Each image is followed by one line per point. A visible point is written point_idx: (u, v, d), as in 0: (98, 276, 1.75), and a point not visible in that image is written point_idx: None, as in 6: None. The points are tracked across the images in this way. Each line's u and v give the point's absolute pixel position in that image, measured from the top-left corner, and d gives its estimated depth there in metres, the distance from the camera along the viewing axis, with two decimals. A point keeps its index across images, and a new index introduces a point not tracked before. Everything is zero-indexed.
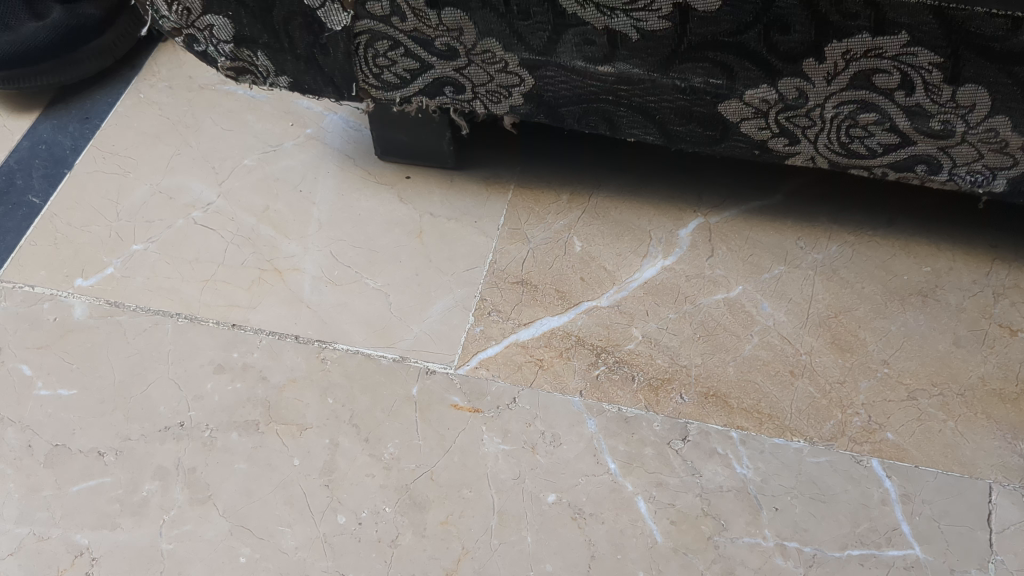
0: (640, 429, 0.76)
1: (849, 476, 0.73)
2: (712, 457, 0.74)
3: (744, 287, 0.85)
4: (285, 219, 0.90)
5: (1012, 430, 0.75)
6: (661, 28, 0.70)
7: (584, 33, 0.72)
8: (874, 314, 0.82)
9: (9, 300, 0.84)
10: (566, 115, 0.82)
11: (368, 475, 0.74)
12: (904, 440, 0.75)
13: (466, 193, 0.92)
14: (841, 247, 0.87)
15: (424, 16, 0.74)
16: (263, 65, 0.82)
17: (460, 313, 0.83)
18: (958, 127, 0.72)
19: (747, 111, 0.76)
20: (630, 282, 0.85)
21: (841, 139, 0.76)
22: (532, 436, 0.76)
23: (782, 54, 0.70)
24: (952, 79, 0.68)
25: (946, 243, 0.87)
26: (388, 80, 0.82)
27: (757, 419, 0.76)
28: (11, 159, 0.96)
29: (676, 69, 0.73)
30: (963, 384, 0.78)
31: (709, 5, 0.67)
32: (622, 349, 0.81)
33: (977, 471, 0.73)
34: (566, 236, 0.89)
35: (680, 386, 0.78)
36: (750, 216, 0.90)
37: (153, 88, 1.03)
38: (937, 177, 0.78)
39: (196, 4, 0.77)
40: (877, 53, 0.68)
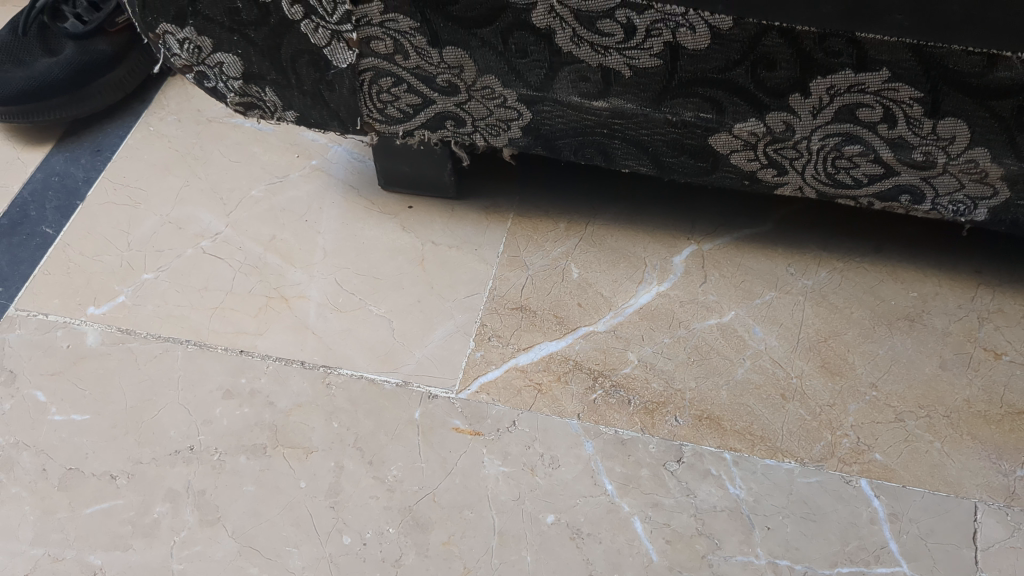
0: (636, 450, 0.78)
1: (839, 496, 0.75)
2: (706, 477, 0.77)
3: (736, 312, 0.87)
4: (291, 247, 0.93)
5: (997, 451, 0.78)
6: (653, 65, 0.73)
7: (579, 70, 0.75)
8: (863, 338, 0.85)
9: (24, 327, 0.87)
10: (562, 148, 0.85)
11: (371, 497, 0.76)
12: (891, 460, 0.77)
13: (466, 222, 0.95)
14: (830, 273, 0.90)
15: (426, 54, 0.78)
16: (271, 101, 0.86)
17: (461, 339, 0.86)
18: (939, 158, 0.75)
19: (736, 144, 0.79)
20: (626, 308, 0.88)
21: (827, 170, 0.79)
22: (532, 458, 0.78)
23: (769, 89, 0.73)
24: (932, 113, 0.71)
25: (932, 269, 0.90)
26: (391, 115, 0.85)
27: (750, 440, 0.79)
28: (25, 190, 0.99)
29: (668, 104, 0.77)
30: (948, 406, 0.80)
31: (698, 44, 0.70)
32: (619, 373, 0.83)
33: (963, 490, 0.75)
34: (564, 263, 0.92)
35: (674, 409, 0.81)
36: (742, 244, 0.93)
37: (162, 121, 1.06)
38: (921, 206, 0.81)
39: (207, 42, 0.80)
40: (860, 88, 0.71)
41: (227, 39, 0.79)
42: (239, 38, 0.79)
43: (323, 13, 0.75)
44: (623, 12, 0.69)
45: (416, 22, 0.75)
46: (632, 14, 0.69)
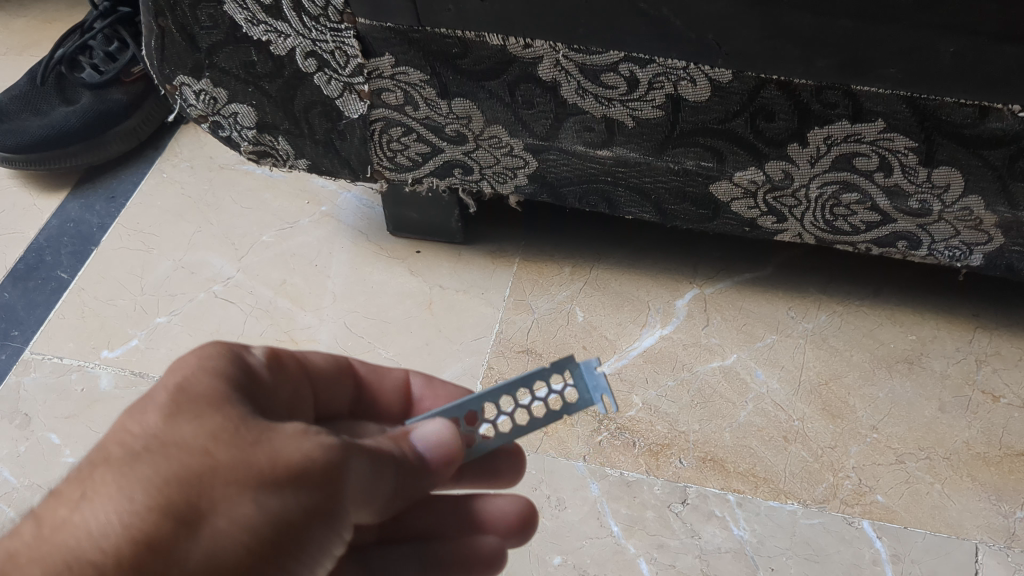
0: (641, 492, 0.80)
1: (841, 537, 0.76)
2: (710, 519, 0.78)
3: (738, 354, 0.89)
4: (301, 291, 0.95)
5: (996, 492, 0.79)
6: (655, 116, 0.76)
7: (584, 121, 0.78)
8: (863, 381, 0.87)
9: (39, 370, 0.89)
10: (568, 195, 0.87)
11: None
12: (892, 502, 0.78)
13: (473, 266, 0.97)
14: (830, 316, 0.92)
15: (435, 104, 0.80)
16: (284, 149, 0.88)
17: (468, 381, 0.87)
18: (935, 206, 0.76)
19: (737, 192, 0.81)
20: (630, 351, 0.89)
21: (826, 217, 0.81)
22: (538, 500, 0.79)
23: (768, 139, 0.75)
24: (927, 161, 0.73)
25: (930, 312, 0.91)
26: (401, 163, 0.87)
27: (753, 482, 0.80)
28: (41, 236, 1.01)
29: (670, 153, 0.79)
30: (948, 448, 0.82)
31: (699, 96, 0.72)
32: (624, 416, 0.85)
33: (964, 532, 0.76)
34: (569, 307, 0.93)
35: (678, 451, 0.82)
36: (743, 288, 0.94)
37: (175, 168, 1.08)
38: (918, 252, 0.83)
39: (223, 93, 0.83)
40: (856, 138, 0.72)
41: (242, 90, 0.82)
42: (254, 89, 0.82)
43: (335, 66, 0.78)
44: (626, 66, 0.71)
45: (426, 75, 0.77)
46: (635, 68, 0.71)
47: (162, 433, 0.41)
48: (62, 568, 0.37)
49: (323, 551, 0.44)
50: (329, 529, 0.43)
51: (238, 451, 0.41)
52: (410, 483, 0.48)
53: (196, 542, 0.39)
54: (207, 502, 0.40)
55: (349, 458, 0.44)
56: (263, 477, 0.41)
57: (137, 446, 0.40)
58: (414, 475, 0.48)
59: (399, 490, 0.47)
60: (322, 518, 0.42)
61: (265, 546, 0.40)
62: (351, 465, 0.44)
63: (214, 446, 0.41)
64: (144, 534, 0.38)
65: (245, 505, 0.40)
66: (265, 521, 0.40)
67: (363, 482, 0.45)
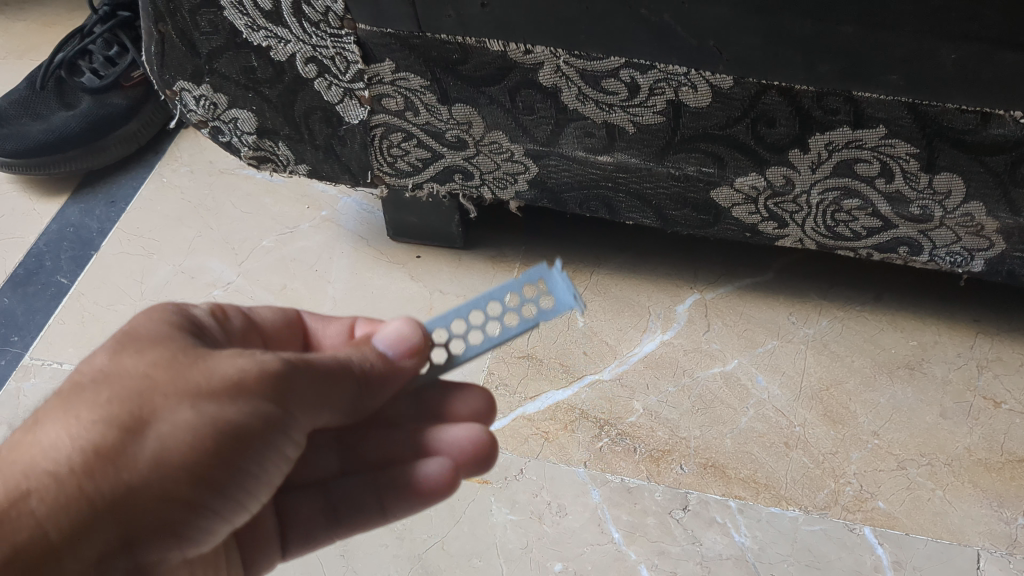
0: (642, 498, 0.79)
1: (842, 544, 0.76)
2: (711, 525, 0.78)
3: (739, 360, 0.89)
4: (301, 296, 0.95)
5: (998, 499, 0.78)
6: (656, 122, 0.75)
7: (584, 127, 0.78)
8: (864, 387, 0.86)
9: (39, 376, 0.89)
10: (568, 201, 0.88)
11: (380, 545, 0.77)
12: (894, 508, 0.78)
13: (474, 271, 0.97)
14: (831, 322, 0.91)
15: (435, 110, 0.80)
16: (284, 155, 0.88)
17: None
18: (936, 212, 0.76)
19: (738, 198, 0.81)
20: (630, 356, 0.89)
21: (827, 223, 0.81)
22: (540, 506, 0.79)
23: (769, 145, 0.75)
24: (928, 167, 0.72)
25: (931, 318, 0.91)
26: (401, 168, 0.87)
27: (754, 488, 0.80)
28: (40, 241, 1.01)
29: (671, 158, 0.79)
30: (950, 454, 0.82)
31: (701, 102, 0.72)
32: (625, 422, 0.85)
33: (965, 538, 0.76)
34: (569, 312, 0.93)
35: (679, 457, 0.82)
36: (744, 293, 0.94)
37: (175, 172, 1.08)
38: (919, 257, 0.83)
39: (223, 99, 0.83)
40: (857, 144, 0.72)
41: (242, 96, 0.82)
42: (254, 95, 0.81)
43: (336, 72, 0.77)
44: (627, 72, 0.71)
45: (427, 81, 0.77)
46: (635, 74, 0.71)
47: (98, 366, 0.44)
48: (20, 481, 0.40)
49: (277, 453, 0.46)
50: (279, 433, 0.46)
51: (174, 372, 0.43)
52: (370, 391, 0.50)
53: (140, 448, 0.42)
54: (149, 411, 0.42)
55: (292, 367, 0.45)
56: (195, 389, 0.43)
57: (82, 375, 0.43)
58: (370, 385, 0.50)
59: (356, 399, 0.49)
60: (269, 423, 0.45)
61: (211, 449, 0.43)
62: (294, 373, 0.45)
63: (156, 371, 0.43)
64: (89, 445, 0.41)
65: (185, 412, 0.42)
66: (208, 427, 0.43)
67: (313, 393, 0.46)
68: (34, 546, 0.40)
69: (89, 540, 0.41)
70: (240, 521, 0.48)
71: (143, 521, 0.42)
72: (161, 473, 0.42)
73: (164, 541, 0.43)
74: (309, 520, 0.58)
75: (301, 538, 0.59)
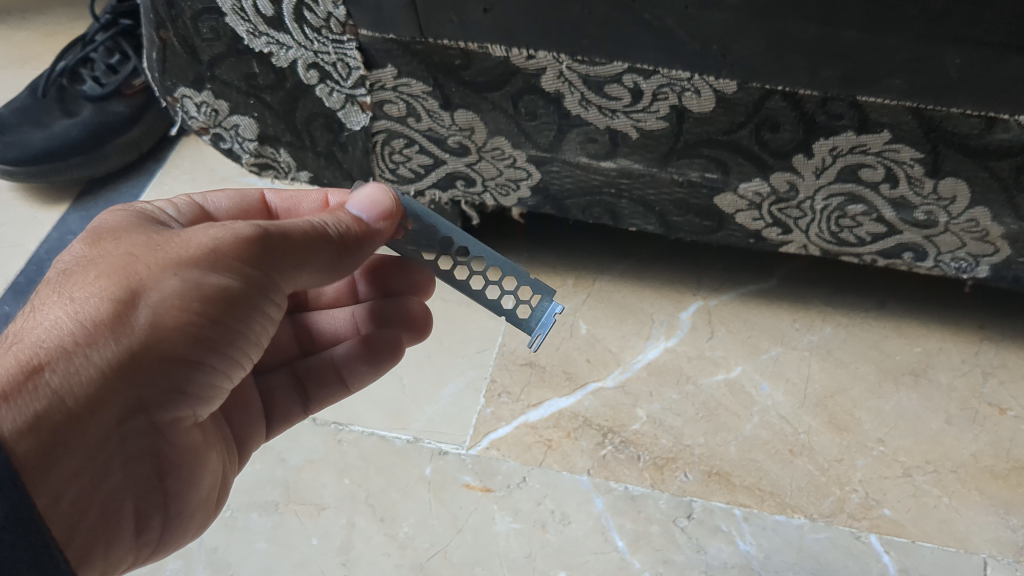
0: (646, 507, 0.79)
1: (849, 552, 0.76)
2: (716, 534, 0.77)
3: (743, 367, 0.88)
4: None
5: (1005, 506, 0.78)
6: (659, 128, 0.75)
7: (587, 132, 0.78)
8: (869, 394, 0.86)
9: None
10: (570, 207, 0.88)
11: (382, 554, 0.77)
12: (900, 516, 0.78)
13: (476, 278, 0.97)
14: (835, 328, 0.91)
15: (437, 116, 0.80)
16: (286, 161, 0.89)
17: (471, 395, 0.87)
18: (941, 217, 0.76)
19: (742, 204, 0.81)
20: (633, 363, 0.89)
21: (831, 229, 0.81)
22: (543, 514, 0.78)
23: (773, 150, 0.74)
24: (933, 172, 0.72)
25: (936, 324, 0.91)
26: (404, 174, 0.87)
27: (759, 496, 0.79)
28: (41, 249, 1.01)
29: (674, 164, 0.79)
30: (955, 461, 0.81)
31: (704, 108, 0.72)
32: (628, 429, 0.84)
33: (972, 546, 0.76)
34: (571, 319, 0.93)
35: (683, 465, 0.82)
36: (747, 300, 0.94)
37: (175, 180, 1.07)
38: (923, 263, 0.82)
39: (224, 106, 0.83)
40: (861, 150, 0.72)
41: (243, 102, 0.82)
42: (255, 101, 0.82)
43: (338, 78, 0.77)
44: (630, 77, 0.71)
45: (429, 87, 0.77)
46: (639, 79, 0.71)
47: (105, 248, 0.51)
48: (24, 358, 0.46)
49: (262, 314, 0.53)
50: (265, 295, 0.52)
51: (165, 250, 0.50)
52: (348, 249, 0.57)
53: (133, 316, 0.47)
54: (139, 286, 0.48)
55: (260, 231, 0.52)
56: (176, 258, 0.49)
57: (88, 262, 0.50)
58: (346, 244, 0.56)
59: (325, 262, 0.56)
60: (254, 285, 0.51)
61: (196, 311, 0.49)
62: (263, 235, 0.52)
63: (148, 251, 0.50)
64: (91, 318, 0.47)
65: (170, 281, 0.49)
66: (190, 290, 0.49)
67: (290, 258, 0.53)
68: (61, 410, 0.45)
69: (108, 400, 0.47)
70: (235, 378, 0.55)
71: (148, 381, 0.48)
72: (157, 336, 0.48)
73: (170, 397, 0.50)
74: (282, 399, 0.71)
75: (283, 414, 0.71)
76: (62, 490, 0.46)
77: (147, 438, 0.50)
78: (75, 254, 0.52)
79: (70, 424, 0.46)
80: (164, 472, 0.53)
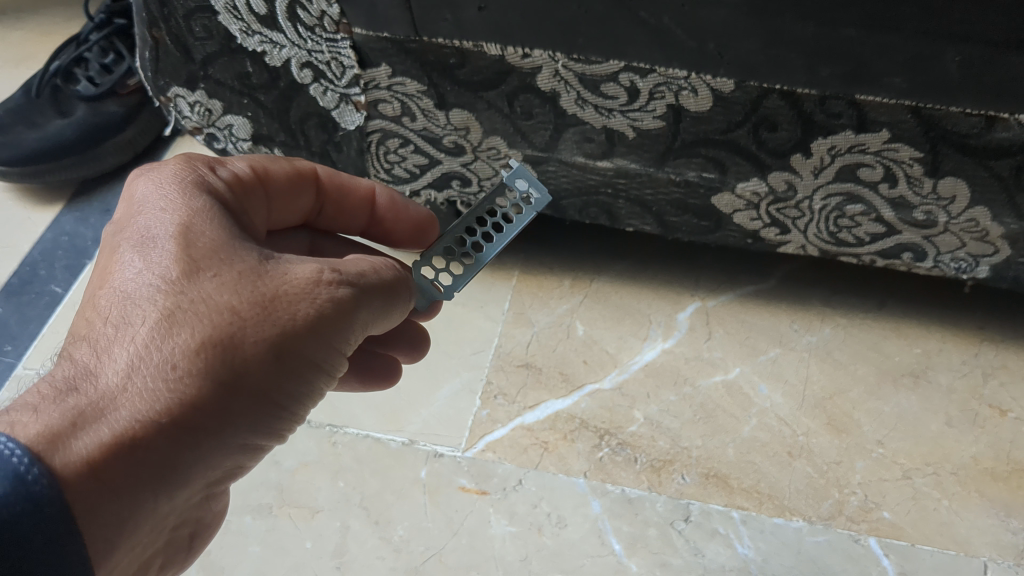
0: (643, 509, 0.78)
1: (848, 556, 0.75)
2: (714, 537, 0.76)
3: (741, 368, 0.87)
4: None
5: (1005, 508, 0.77)
6: (655, 127, 0.75)
7: (584, 132, 0.77)
8: (868, 395, 0.85)
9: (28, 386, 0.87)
10: (567, 207, 0.87)
11: (377, 558, 0.76)
12: (900, 518, 0.77)
13: (472, 279, 0.96)
14: (834, 329, 0.90)
15: (432, 115, 0.79)
16: None
17: (467, 397, 0.86)
18: (940, 217, 0.75)
19: (739, 204, 0.80)
20: (631, 365, 0.88)
21: (829, 229, 0.80)
22: (539, 517, 0.78)
23: (771, 149, 0.74)
24: (933, 172, 0.71)
25: (936, 325, 0.90)
26: (399, 174, 0.87)
27: (757, 498, 0.79)
28: (35, 250, 1.00)
29: (671, 164, 0.78)
30: (955, 463, 0.80)
31: (701, 106, 0.71)
32: (625, 431, 0.83)
33: (972, 548, 0.75)
34: (568, 321, 0.92)
35: (681, 467, 0.81)
36: (745, 300, 0.93)
37: None
38: (923, 263, 0.82)
39: (217, 105, 0.83)
40: (860, 149, 0.71)
41: (237, 102, 0.82)
42: (249, 101, 0.81)
43: (331, 77, 0.76)
44: (627, 76, 0.70)
45: (424, 86, 0.76)
46: (635, 78, 0.70)
47: (190, 273, 0.47)
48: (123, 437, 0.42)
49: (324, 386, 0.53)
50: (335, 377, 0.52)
51: (260, 310, 0.47)
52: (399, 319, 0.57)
53: (231, 399, 0.46)
54: (239, 362, 0.46)
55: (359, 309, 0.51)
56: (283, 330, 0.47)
57: (169, 289, 0.46)
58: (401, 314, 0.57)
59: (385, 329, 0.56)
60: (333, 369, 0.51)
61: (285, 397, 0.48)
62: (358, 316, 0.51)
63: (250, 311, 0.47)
64: (193, 399, 0.44)
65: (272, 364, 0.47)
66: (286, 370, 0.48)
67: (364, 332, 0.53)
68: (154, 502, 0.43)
69: (192, 486, 0.46)
70: None
71: (227, 460, 0.47)
72: (249, 423, 0.47)
73: (232, 473, 0.49)
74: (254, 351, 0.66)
75: None
76: (123, 566, 0.45)
77: (198, 506, 0.50)
78: (146, 269, 0.47)
79: (154, 515, 0.44)
80: (196, 532, 0.53)
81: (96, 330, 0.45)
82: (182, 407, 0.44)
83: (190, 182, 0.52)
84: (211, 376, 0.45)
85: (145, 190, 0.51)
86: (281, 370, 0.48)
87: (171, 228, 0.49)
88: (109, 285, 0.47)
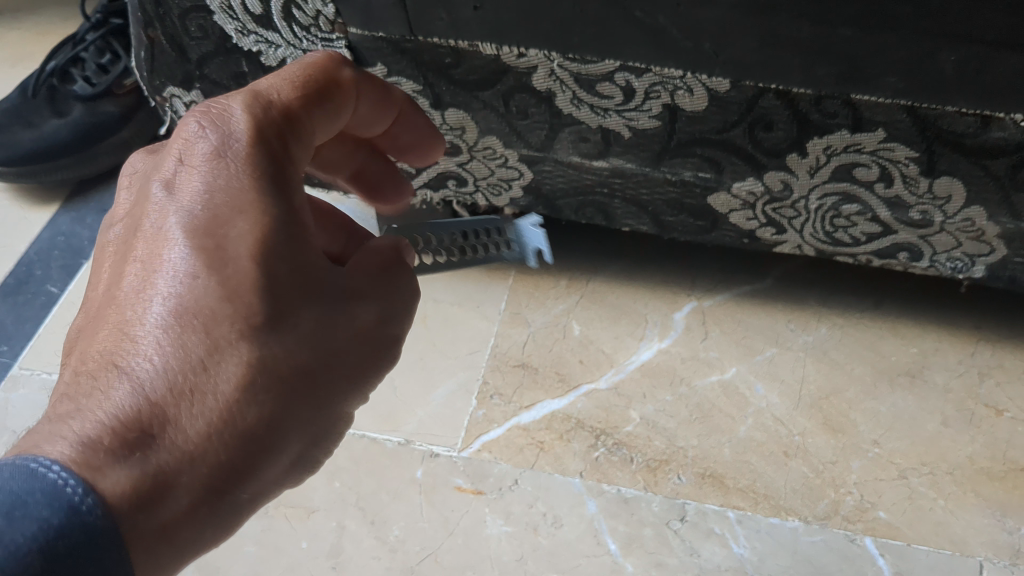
0: (639, 509, 0.78)
1: (843, 555, 0.75)
2: (710, 536, 0.76)
3: (738, 368, 0.87)
4: None
5: (1001, 508, 0.77)
6: (651, 126, 0.75)
7: (579, 131, 0.77)
8: (864, 395, 0.85)
9: (27, 385, 0.87)
10: (563, 207, 0.87)
11: (373, 558, 0.76)
12: (895, 518, 0.77)
13: (468, 279, 0.96)
14: (830, 329, 0.90)
15: (427, 115, 0.79)
16: None
17: (463, 397, 0.86)
18: (936, 217, 0.75)
19: (735, 203, 0.80)
20: (628, 364, 0.88)
21: (825, 228, 0.80)
22: (534, 517, 0.78)
23: (766, 149, 0.73)
24: (928, 172, 0.71)
25: (932, 325, 0.90)
26: (394, 175, 0.87)
27: (753, 498, 0.79)
28: (31, 250, 1.00)
29: (667, 163, 0.78)
30: (951, 463, 0.80)
31: (697, 106, 0.71)
32: (622, 431, 0.83)
33: (967, 548, 0.75)
34: (564, 321, 0.92)
35: (677, 467, 0.81)
36: (742, 300, 0.93)
37: None
38: (919, 263, 0.82)
39: None
40: (855, 148, 0.71)
41: None
42: None
43: None
44: (622, 75, 0.70)
45: (419, 85, 0.76)
46: (630, 78, 0.70)
47: (262, 309, 0.43)
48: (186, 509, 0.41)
49: None
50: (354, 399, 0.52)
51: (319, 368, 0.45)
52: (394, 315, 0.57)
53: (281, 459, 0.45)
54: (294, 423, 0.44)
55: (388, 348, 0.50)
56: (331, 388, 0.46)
57: (249, 335, 0.43)
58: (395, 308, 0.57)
59: None
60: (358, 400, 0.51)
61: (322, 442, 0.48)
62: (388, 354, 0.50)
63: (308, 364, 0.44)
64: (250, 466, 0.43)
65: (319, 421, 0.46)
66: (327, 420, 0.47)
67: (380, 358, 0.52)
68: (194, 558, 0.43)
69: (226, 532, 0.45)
70: None
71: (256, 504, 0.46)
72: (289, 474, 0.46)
73: None
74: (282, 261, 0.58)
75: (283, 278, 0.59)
76: None
77: None
78: (220, 299, 0.42)
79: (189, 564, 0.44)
80: None
81: (161, 364, 0.42)
82: (242, 479, 0.43)
83: (271, 173, 0.45)
84: (270, 437, 0.43)
85: (213, 171, 0.44)
86: (325, 430, 0.47)
87: (245, 242, 0.43)
88: (175, 298, 0.42)
